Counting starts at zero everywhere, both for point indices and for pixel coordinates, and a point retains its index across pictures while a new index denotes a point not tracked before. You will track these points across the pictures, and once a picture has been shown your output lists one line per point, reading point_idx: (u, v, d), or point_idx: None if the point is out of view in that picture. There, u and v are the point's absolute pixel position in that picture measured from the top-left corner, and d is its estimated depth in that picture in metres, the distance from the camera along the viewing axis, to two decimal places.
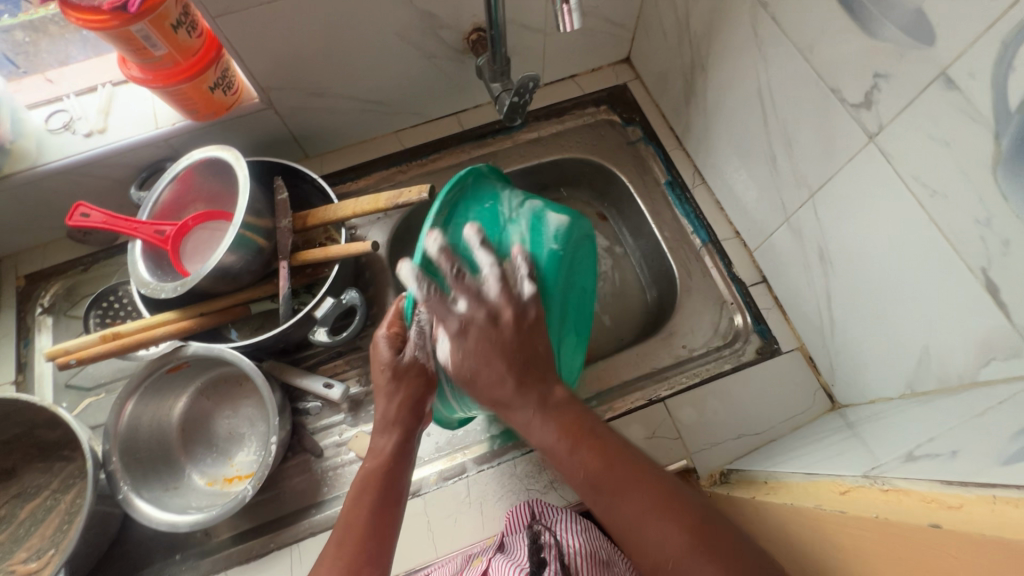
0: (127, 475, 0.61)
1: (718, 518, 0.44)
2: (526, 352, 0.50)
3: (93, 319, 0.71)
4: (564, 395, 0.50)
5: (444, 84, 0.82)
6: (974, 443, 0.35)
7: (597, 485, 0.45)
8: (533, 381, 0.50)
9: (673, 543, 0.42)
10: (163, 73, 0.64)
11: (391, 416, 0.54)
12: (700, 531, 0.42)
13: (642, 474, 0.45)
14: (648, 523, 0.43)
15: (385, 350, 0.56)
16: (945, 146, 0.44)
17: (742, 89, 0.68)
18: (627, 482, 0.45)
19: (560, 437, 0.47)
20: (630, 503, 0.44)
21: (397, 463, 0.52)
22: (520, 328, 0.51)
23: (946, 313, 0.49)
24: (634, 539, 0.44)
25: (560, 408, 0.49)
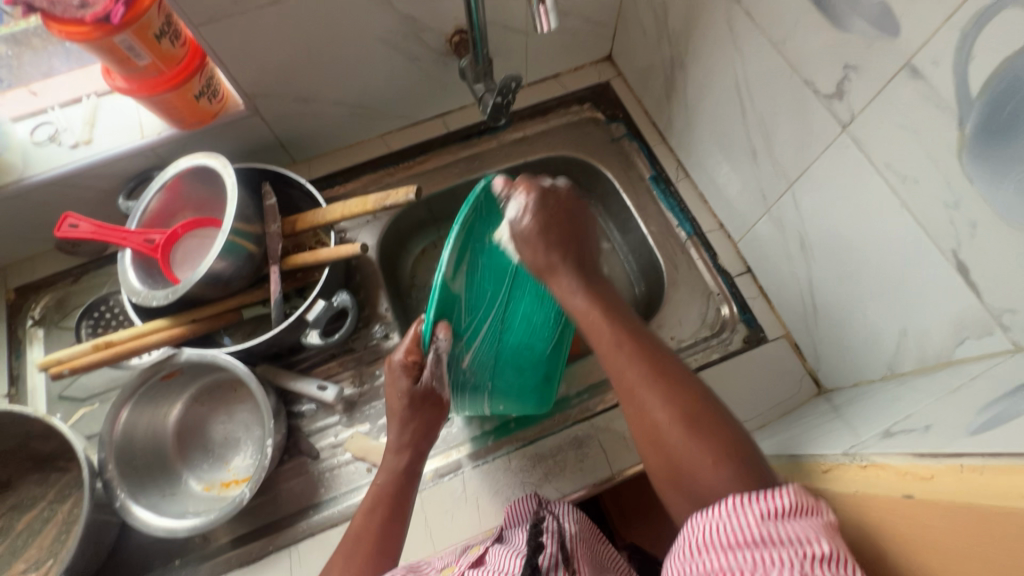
0: (124, 483, 0.61)
1: (721, 416, 0.47)
2: (565, 252, 0.54)
3: (85, 329, 0.71)
4: (595, 282, 0.55)
5: (428, 87, 0.82)
6: (946, 417, 0.37)
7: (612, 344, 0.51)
8: (563, 274, 0.54)
9: (668, 407, 0.47)
10: (147, 82, 0.64)
11: (404, 439, 0.56)
12: (695, 409, 0.47)
13: (645, 353, 0.50)
14: (649, 394, 0.48)
15: (403, 380, 0.53)
16: (912, 132, 0.46)
17: (720, 83, 0.69)
18: (636, 343, 0.51)
19: (582, 308, 0.53)
20: (638, 377, 0.49)
21: (406, 484, 0.56)
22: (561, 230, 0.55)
23: (921, 296, 0.51)
24: (636, 406, 0.49)
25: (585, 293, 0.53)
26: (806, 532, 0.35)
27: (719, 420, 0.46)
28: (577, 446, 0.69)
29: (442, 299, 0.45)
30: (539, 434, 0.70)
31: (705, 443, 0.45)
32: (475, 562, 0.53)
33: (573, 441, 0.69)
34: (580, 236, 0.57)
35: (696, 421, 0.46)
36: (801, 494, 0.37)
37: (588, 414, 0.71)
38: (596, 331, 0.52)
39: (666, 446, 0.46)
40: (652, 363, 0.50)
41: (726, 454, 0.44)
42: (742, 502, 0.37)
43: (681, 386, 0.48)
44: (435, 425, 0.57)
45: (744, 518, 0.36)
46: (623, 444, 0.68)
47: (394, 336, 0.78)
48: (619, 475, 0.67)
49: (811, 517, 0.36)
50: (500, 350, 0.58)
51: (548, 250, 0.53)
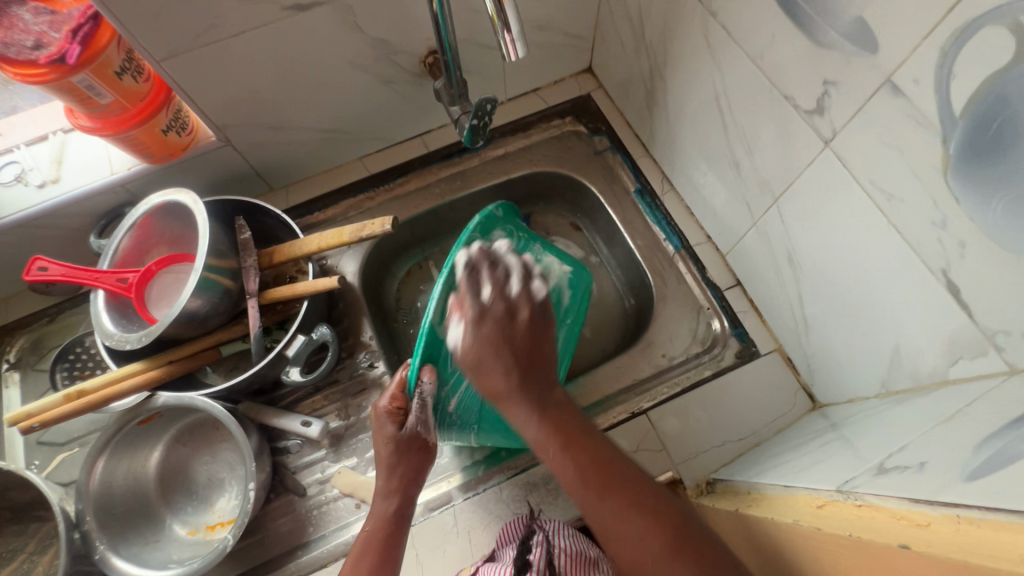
0: (104, 534, 0.59)
1: (698, 532, 0.47)
2: (511, 374, 0.47)
3: (60, 373, 0.69)
4: (558, 401, 0.50)
5: (405, 108, 0.81)
6: (941, 453, 0.35)
7: (573, 481, 0.47)
8: (515, 407, 0.47)
9: (651, 533, 0.46)
10: (112, 120, 0.62)
11: (391, 483, 0.56)
12: (681, 543, 0.45)
13: (637, 491, 0.47)
14: (632, 510, 0.46)
15: (388, 425, 0.56)
16: (896, 150, 0.44)
17: (700, 96, 0.68)
18: (624, 479, 0.48)
19: (537, 441, 0.48)
20: (614, 511, 0.47)
21: (396, 527, 0.54)
22: (509, 351, 0.48)
23: (913, 313, 0.49)
24: (614, 542, 0.47)
25: (538, 424, 0.48)
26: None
27: (702, 536, 0.46)
28: None
29: (427, 343, 0.47)
30: (530, 462, 0.68)
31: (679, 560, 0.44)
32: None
33: None
34: (542, 345, 0.50)
35: (671, 527, 0.46)
36: None
37: None
38: (558, 467, 0.48)
39: None
40: (643, 498, 0.47)
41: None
42: None
43: (667, 508, 0.47)
44: (424, 467, 0.58)
45: None
46: None
47: (379, 365, 0.76)
48: None
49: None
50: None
51: (495, 350, 0.47)
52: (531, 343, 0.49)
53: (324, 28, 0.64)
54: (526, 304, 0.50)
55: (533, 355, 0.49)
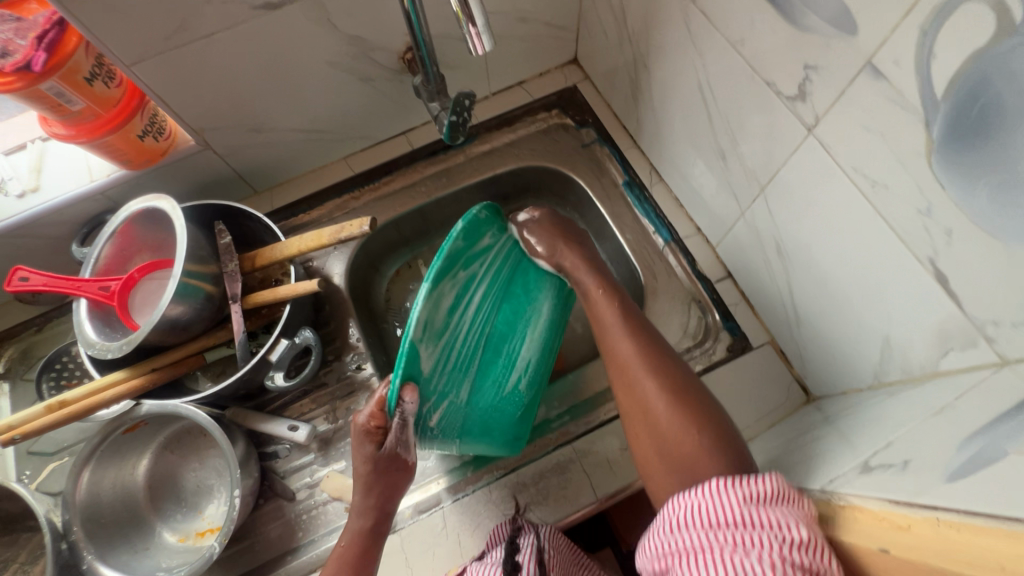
0: (91, 544, 0.59)
1: (719, 421, 0.50)
2: (577, 250, 0.67)
3: (47, 384, 0.69)
4: (618, 290, 0.63)
5: (386, 106, 0.80)
6: (925, 450, 0.34)
7: (639, 355, 0.56)
8: (583, 273, 0.64)
9: (669, 397, 0.52)
10: (85, 126, 0.62)
11: (368, 501, 0.55)
12: (717, 433, 0.49)
13: (658, 356, 0.56)
14: (655, 389, 0.53)
15: (367, 444, 0.54)
16: (879, 136, 0.43)
17: (684, 84, 0.66)
18: (649, 348, 0.57)
19: (630, 330, 0.58)
20: (636, 366, 0.56)
21: (373, 541, 0.55)
22: (565, 236, 0.68)
23: (903, 303, 0.48)
24: (637, 401, 0.54)
25: (631, 317, 0.60)
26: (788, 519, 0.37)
27: (717, 424, 0.50)
28: (560, 472, 0.66)
29: (408, 360, 0.45)
30: (520, 461, 0.68)
31: (703, 437, 0.49)
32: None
33: (555, 467, 0.67)
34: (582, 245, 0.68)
35: (698, 414, 0.51)
36: (783, 484, 0.39)
37: (570, 437, 0.68)
38: (600, 309, 0.61)
39: (676, 452, 0.49)
40: (672, 372, 0.54)
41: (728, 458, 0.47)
42: (726, 485, 0.40)
43: (698, 392, 0.53)
44: (399, 484, 0.57)
45: (725, 500, 0.39)
46: (606, 468, 0.66)
47: (367, 367, 0.75)
48: (605, 499, 0.64)
49: (793, 505, 0.38)
50: (472, 402, 0.58)
51: (550, 249, 0.67)
52: (562, 238, 0.68)
53: (296, 26, 0.63)
54: (559, 219, 0.71)
55: (574, 230, 0.70)
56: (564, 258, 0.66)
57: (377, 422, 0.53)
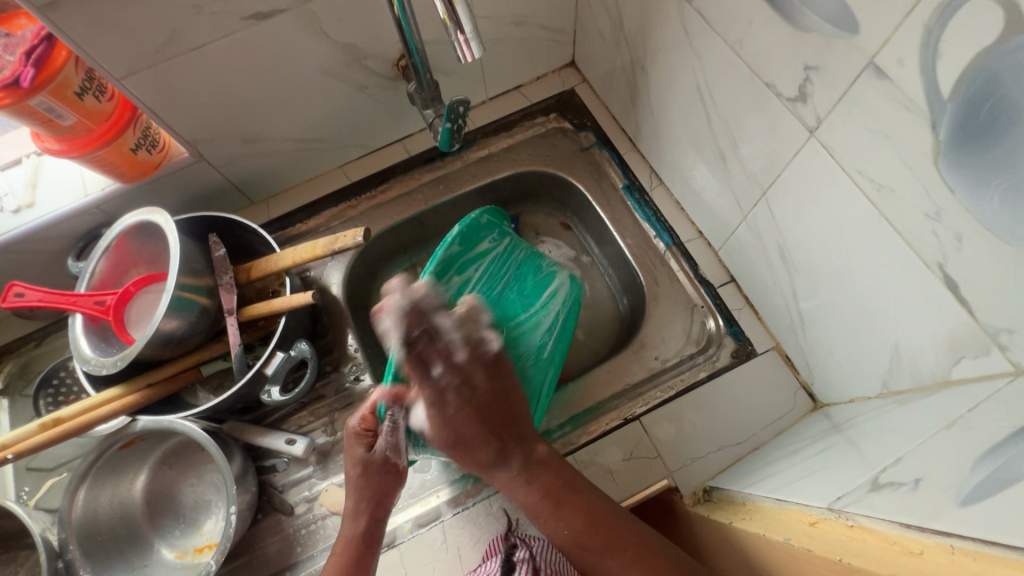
0: (87, 563, 0.58)
1: (668, 559, 0.49)
2: (490, 449, 0.56)
3: (44, 400, 0.69)
4: (523, 444, 0.56)
5: (382, 113, 0.79)
6: (937, 468, 0.32)
7: (580, 536, 0.51)
8: (498, 475, 0.56)
9: (630, 567, 0.49)
10: (77, 141, 0.61)
11: (356, 505, 0.56)
12: (658, 567, 0.48)
13: (621, 525, 0.51)
14: (615, 556, 0.50)
15: (357, 447, 0.58)
16: (883, 137, 0.41)
17: (682, 86, 0.65)
18: (600, 513, 0.52)
19: (535, 505, 0.54)
20: (581, 539, 0.51)
21: (364, 548, 0.55)
22: (484, 428, 0.56)
23: (912, 309, 0.46)
24: (602, 571, 0.50)
25: (529, 486, 0.54)
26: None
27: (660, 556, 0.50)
28: None
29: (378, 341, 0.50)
30: None
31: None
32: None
33: None
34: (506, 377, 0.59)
35: (652, 561, 0.49)
36: None
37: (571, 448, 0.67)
38: (551, 518, 0.53)
39: None
40: (631, 551, 0.50)
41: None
42: None
43: (647, 539, 0.51)
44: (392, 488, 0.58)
45: None
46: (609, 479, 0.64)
47: (366, 378, 0.74)
48: None
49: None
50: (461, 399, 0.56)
51: (483, 449, 0.56)
52: (482, 431, 0.56)
53: (287, 35, 0.62)
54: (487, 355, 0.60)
55: (508, 419, 0.57)
56: (515, 454, 0.56)
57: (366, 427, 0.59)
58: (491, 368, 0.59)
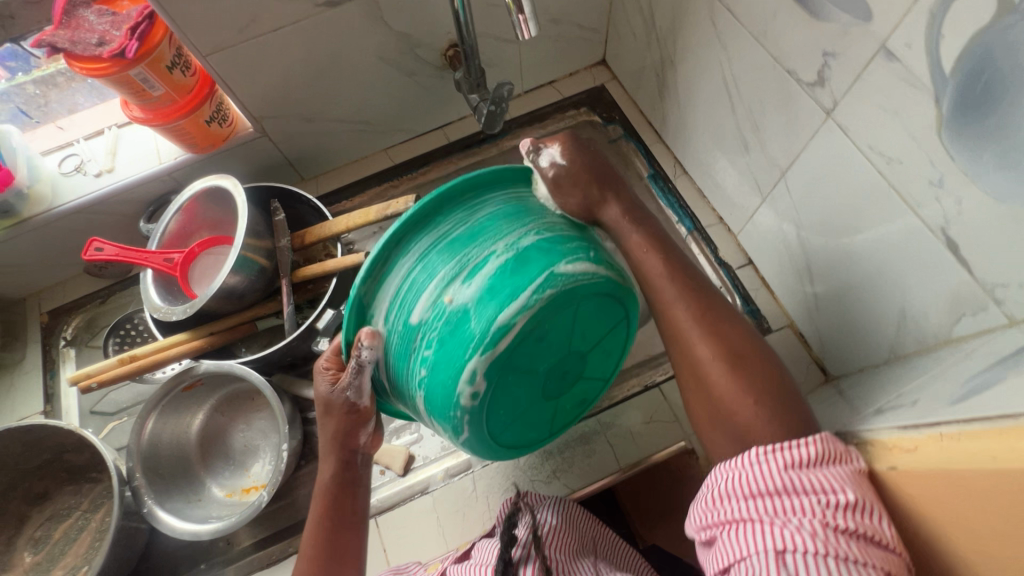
0: (151, 490, 0.64)
1: (763, 362, 0.46)
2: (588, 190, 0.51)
3: (112, 345, 0.75)
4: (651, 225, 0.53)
5: (427, 99, 0.85)
6: (932, 391, 0.37)
7: (660, 286, 0.50)
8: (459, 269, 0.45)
9: (713, 340, 0.47)
10: (161, 111, 0.69)
11: (328, 447, 0.54)
12: (770, 392, 0.44)
13: (703, 310, 0.49)
14: (699, 345, 0.47)
15: (321, 383, 0.51)
16: (893, 114, 0.46)
17: (709, 79, 0.70)
18: (687, 295, 0.49)
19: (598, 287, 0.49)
20: (685, 322, 0.49)
21: (345, 486, 0.54)
22: (590, 176, 0.51)
23: (917, 273, 0.50)
24: (679, 343, 0.49)
25: (637, 229, 0.52)
26: (832, 480, 0.35)
27: (756, 358, 0.46)
28: (585, 442, 0.70)
29: None
30: None
31: (738, 376, 0.45)
32: (461, 557, 0.57)
33: (580, 437, 0.70)
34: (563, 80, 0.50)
35: (741, 359, 0.46)
36: (833, 443, 0.38)
37: (594, 410, 0.72)
38: (643, 263, 0.52)
39: (709, 385, 0.46)
40: (726, 331, 0.48)
41: (757, 399, 0.44)
42: (765, 452, 0.38)
43: (744, 339, 0.47)
44: (358, 428, 0.53)
45: (764, 469, 0.37)
46: (629, 439, 0.69)
47: None
48: (629, 467, 0.67)
49: (841, 464, 0.37)
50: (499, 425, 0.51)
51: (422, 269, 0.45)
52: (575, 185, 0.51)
53: (353, 23, 0.69)
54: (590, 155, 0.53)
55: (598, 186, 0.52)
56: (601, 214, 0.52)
57: (334, 364, 0.52)
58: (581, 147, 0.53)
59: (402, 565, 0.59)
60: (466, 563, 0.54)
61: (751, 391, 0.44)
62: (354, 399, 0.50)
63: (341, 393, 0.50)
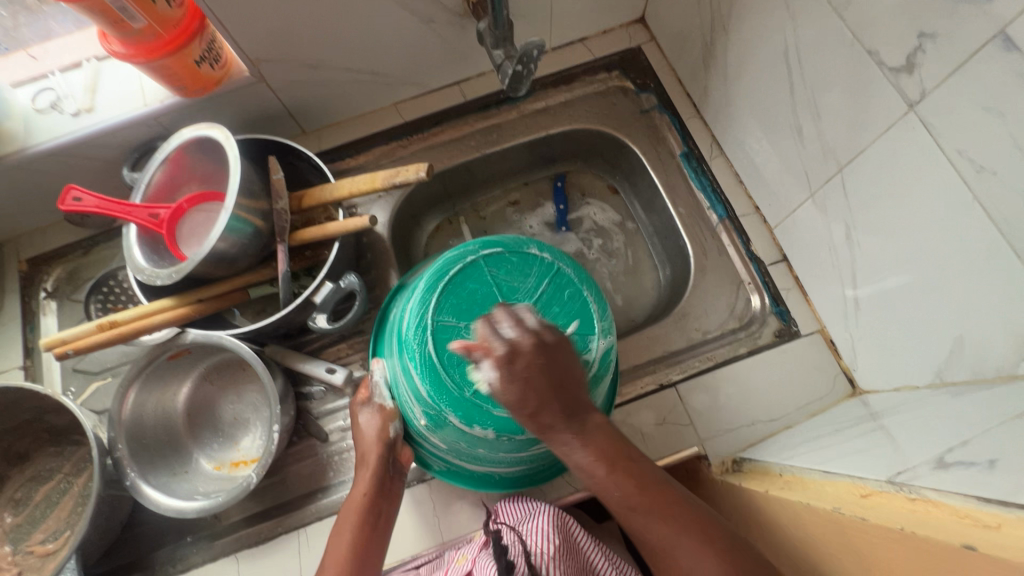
0: (134, 462, 0.61)
1: (691, 502, 0.50)
2: (551, 409, 0.47)
3: (94, 304, 0.71)
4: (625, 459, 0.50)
5: (445, 50, 0.76)
6: (1014, 450, 0.32)
7: (626, 503, 0.49)
8: (560, 435, 0.48)
9: (634, 499, 0.49)
10: (144, 47, 0.61)
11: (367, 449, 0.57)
12: (711, 533, 0.48)
13: (655, 488, 0.50)
14: (683, 535, 0.48)
15: (359, 410, 0.60)
16: (996, 114, 0.40)
17: (766, 51, 0.62)
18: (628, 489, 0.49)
19: (586, 466, 0.49)
20: (653, 523, 0.49)
21: (385, 486, 0.57)
22: (541, 386, 0.46)
23: (988, 298, 0.45)
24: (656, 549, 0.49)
25: (587, 446, 0.49)
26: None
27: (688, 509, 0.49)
28: None
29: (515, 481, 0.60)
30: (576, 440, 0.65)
31: (669, 523, 0.48)
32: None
33: None
34: (576, 377, 0.49)
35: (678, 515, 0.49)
36: None
37: None
38: (621, 494, 0.49)
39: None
40: (650, 478, 0.50)
41: (704, 553, 0.47)
42: None
43: (610, 431, 0.50)
44: (389, 426, 0.58)
45: None
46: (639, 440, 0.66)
47: None
48: None
49: None
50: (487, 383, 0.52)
51: (519, 408, 0.46)
52: (551, 398, 0.47)
53: None
54: (544, 339, 0.47)
55: (557, 384, 0.47)
56: (558, 448, 0.49)
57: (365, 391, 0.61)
58: (541, 358, 0.46)
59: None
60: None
61: (687, 532, 0.48)
62: (380, 403, 0.59)
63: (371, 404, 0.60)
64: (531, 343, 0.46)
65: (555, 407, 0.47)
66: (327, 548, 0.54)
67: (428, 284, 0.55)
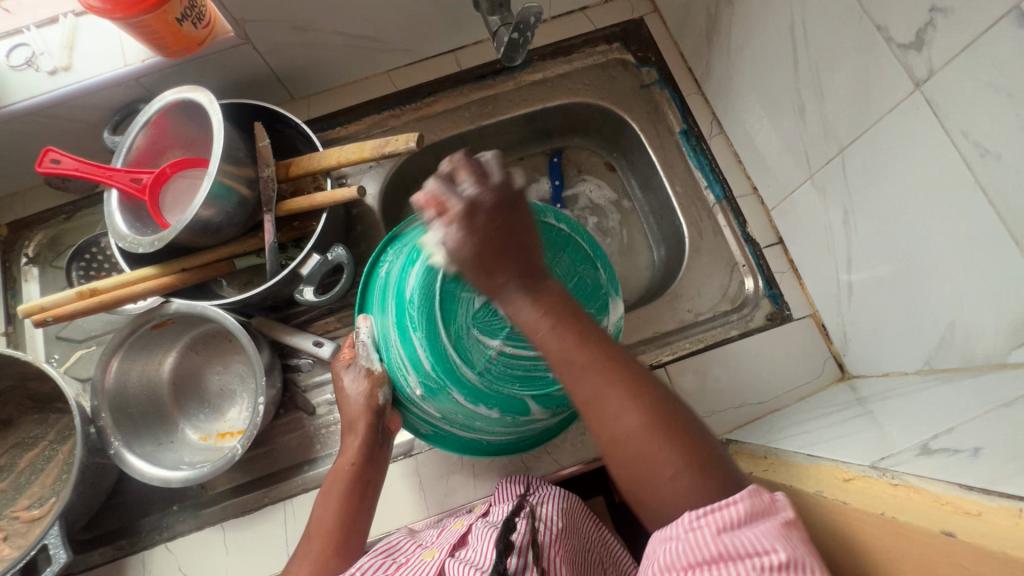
0: (118, 431, 0.60)
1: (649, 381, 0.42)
2: (522, 270, 0.43)
3: (76, 272, 0.69)
4: (581, 322, 0.42)
5: (439, 16, 0.73)
6: (999, 439, 0.32)
7: (554, 355, 0.41)
8: (519, 301, 0.42)
9: (584, 369, 0.41)
10: (122, 2, 0.58)
11: (352, 416, 0.57)
12: (660, 410, 0.40)
13: (598, 344, 0.42)
14: (616, 388, 0.40)
15: (341, 374, 0.59)
16: (1003, 94, 0.38)
17: (772, 24, 0.60)
18: (584, 359, 0.41)
19: (533, 324, 0.42)
20: (590, 397, 0.41)
21: (370, 456, 0.57)
22: (498, 246, 0.42)
23: (983, 287, 0.44)
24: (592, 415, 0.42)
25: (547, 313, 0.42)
26: (763, 536, 0.34)
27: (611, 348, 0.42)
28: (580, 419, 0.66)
29: (496, 446, 0.60)
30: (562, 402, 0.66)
31: (590, 365, 0.41)
32: (457, 544, 0.50)
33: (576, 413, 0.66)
34: (530, 235, 0.44)
35: (622, 371, 0.41)
36: (756, 496, 0.37)
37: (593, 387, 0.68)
38: (571, 379, 0.41)
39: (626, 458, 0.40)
40: (573, 320, 0.42)
41: (655, 439, 0.40)
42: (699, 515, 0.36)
43: (569, 304, 0.43)
44: (377, 392, 0.56)
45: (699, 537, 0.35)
46: None
47: None
48: None
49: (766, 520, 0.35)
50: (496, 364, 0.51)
51: (497, 272, 0.42)
52: (500, 250, 0.42)
53: None
54: (507, 207, 0.43)
55: (514, 245, 0.43)
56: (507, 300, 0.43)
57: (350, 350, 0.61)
58: (501, 215, 0.43)
59: (392, 540, 0.55)
60: (461, 556, 0.47)
61: (614, 386, 0.40)
62: (368, 366, 0.57)
63: (359, 367, 0.58)
64: (464, 206, 0.42)
65: (520, 264, 0.43)
66: (312, 515, 0.55)
67: (439, 243, 0.51)
